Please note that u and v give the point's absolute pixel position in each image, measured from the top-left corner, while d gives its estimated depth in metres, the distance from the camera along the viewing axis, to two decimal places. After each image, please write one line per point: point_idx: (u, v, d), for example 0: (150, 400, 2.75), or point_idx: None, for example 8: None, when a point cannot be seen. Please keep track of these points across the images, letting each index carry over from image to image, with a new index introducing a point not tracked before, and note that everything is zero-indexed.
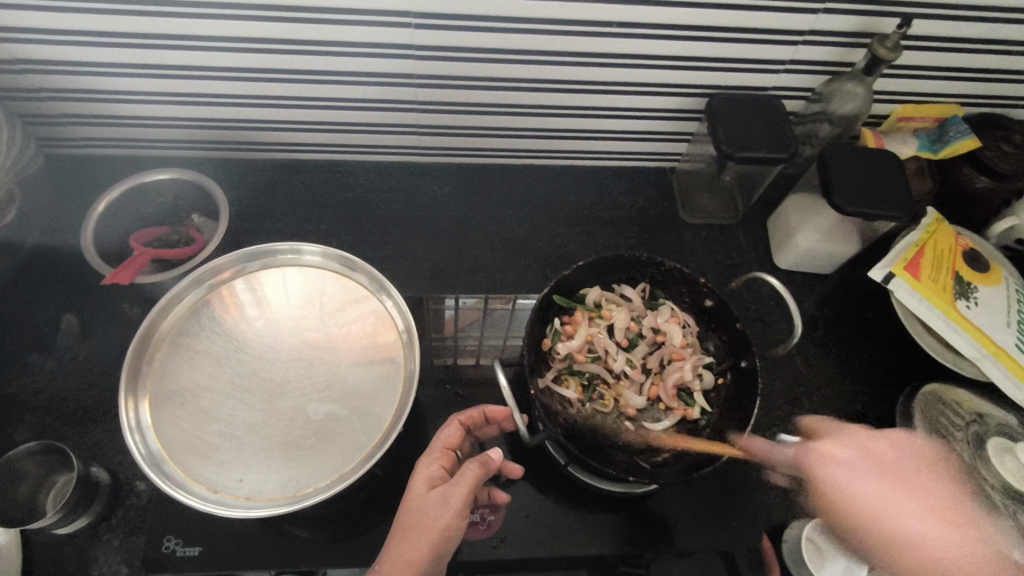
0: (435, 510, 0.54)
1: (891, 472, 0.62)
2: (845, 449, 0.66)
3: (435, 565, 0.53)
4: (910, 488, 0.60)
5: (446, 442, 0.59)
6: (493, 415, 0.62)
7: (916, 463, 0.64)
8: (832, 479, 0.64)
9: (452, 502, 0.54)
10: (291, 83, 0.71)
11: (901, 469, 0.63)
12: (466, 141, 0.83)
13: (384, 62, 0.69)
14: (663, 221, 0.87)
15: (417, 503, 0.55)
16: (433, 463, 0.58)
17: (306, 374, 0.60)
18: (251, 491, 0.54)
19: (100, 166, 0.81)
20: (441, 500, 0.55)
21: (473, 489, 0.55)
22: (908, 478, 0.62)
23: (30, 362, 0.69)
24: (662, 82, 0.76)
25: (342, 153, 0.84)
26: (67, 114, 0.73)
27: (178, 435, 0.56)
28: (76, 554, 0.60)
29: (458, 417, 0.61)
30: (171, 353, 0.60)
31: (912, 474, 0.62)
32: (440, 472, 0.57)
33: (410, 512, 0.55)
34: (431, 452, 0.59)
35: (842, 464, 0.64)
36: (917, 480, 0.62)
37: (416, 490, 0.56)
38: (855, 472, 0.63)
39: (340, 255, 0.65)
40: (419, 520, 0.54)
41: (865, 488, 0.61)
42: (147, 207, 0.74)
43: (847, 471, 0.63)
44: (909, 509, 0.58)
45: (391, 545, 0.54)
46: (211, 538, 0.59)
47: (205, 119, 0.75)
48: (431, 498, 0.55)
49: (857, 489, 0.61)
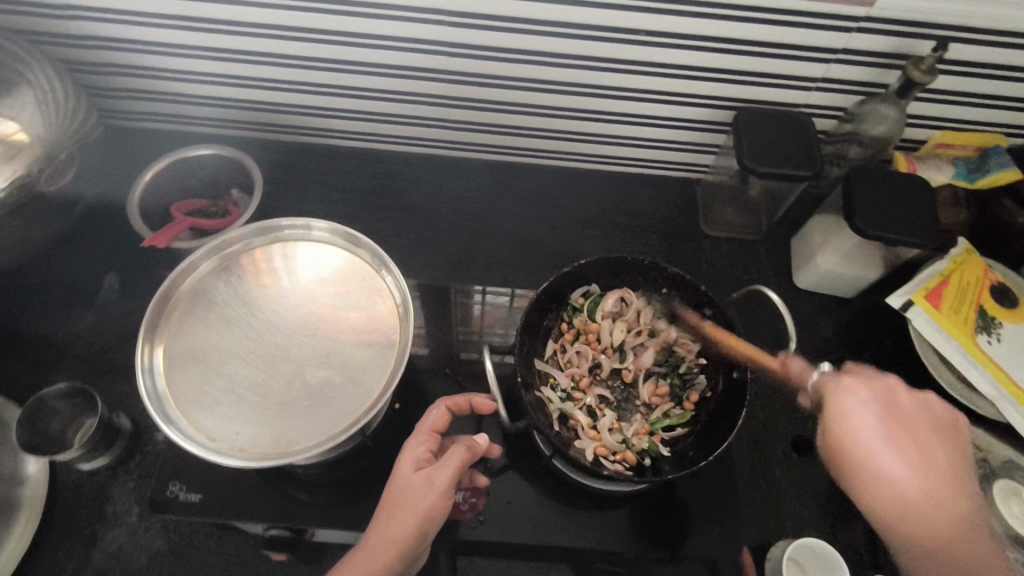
0: (422, 490, 0.56)
1: (904, 428, 0.50)
2: (870, 389, 0.52)
3: (421, 543, 0.55)
4: (911, 444, 0.50)
5: (433, 425, 0.61)
6: (479, 405, 0.64)
7: (934, 433, 0.51)
8: (836, 412, 0.51)
9: (437, 482, 0.56)
10: (324, 71, 0.75)
11: (919, 432, 0.51)
12: (496, 138, 0.85)
13: (414, 57, 0.72)
14: (683, 231, 0.87)
15: (403, 483, 0.57)
16: (420, 446, 0.60)
17: (307, 342, 0.63)
18: (243, 443, 0.57)
19: (154, 141, 0.87)
20: (427, 481, 0.56)
21: (458, 472, 0.57)
22: (923, 442, 0.50)
23: (74, 312, 0.75)
24: (688, 93, 0.76)
25: (373, 142, 0.88)
26: (126, 89, 0.80)
27: (185, 385, 0.60)
28: (95, 490, 0.66)
29: (445, 402, 0.63)
30: (187, 311, 0.65)
31: (929, 431, 0.51)
32: (427, 455, 0.59)
33: (398, 492, 0.57)
34: (418, 435, 0.61)
35: (860, 402, 0.51)
36: (933, 447, 0.50)
37: (402, 472, 0.58)
38: (870, 409, 0.51)
39: (345, 233, 0.68)
40: (406, 499, 0.56)
41: (870, 425, 0.50)
42: (190, 179, 0.80)
43: (860, 410, 0.51)
44: (887, 445, 0.49)
45: (379, 523, 0.55)
46: (211, 487, 0.64)
47: (249, 101, 0.81)
48: (419, 477, 0.57)
49: (861, 423, 0.50)
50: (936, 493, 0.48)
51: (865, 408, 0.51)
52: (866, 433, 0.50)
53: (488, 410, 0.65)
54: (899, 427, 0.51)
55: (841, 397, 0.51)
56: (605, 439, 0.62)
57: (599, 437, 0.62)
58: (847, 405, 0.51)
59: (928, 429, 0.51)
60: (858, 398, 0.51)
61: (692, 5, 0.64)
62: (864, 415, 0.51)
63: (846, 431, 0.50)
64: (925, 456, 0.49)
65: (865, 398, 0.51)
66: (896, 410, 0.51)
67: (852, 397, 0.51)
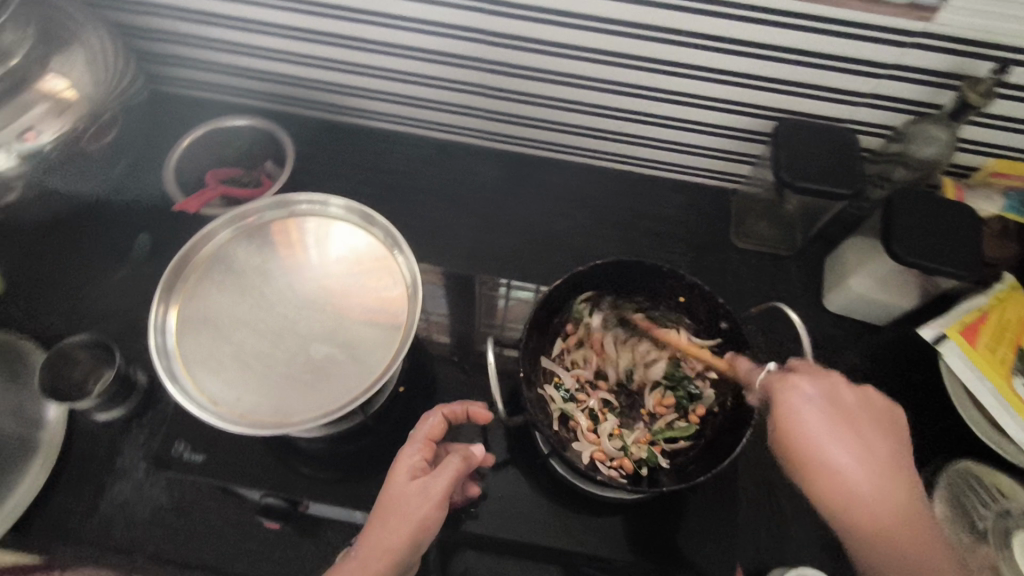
0: (416, 500, 0.55)
1: (849, 423, 0.51)
2: (816, 384, 0.52)
3: (413, 553, 0.54)
4: (858, 439, 0.50)
5: (429, 432, 0.61)
6: (476, 416, 0.63)
7: (876, 427, 0.52)
8: (784, 408, 0.51)
9: (432, 492, 0.55)
10: (360, 51, 0.75)
11: (863, 428, 0.51)
12: (532, 131, 0.85)
13: (449, 43, 0.71)
14: (712, 241, 0.85)
15: (397, 491, 0.56)
16: (415, 454, 0.59)
17: (316, 317, 0.64)
18: (244, 410, 0.58)
19: (196, 109, 0.89)
20: (421, 490, 0.56)
21: (455, 481, 0.56)
22: (869, 436, 0.51)
23: (105, 268, 0.78)
24: (727, 100, 0.73)
25: (406, 125, 0.88)
26: (176, 55, 0.82)
27: (195, 347, 0.62)
28: (107, 442, 0.68)
29: (441, 410, 0.62)
30: (204, 275, 0.66)
31: (871, 425, 0.52)
32: (421, 464, 0.59)
33: (390, 500, 0.56)
34: (414, 442, 0.60)
35: (807, 398, 0.51)
36: (878, 442, 0.51)
37: (397, 480, 0.57)
38: (818, 406, 0.51)
39: (361, 210, 0.68)
40: (400, 507, 0.55)
41: (818, 423, 0.50)
42: (226, 148, 0.81)
43: (808, 407, 0.51)
44: (836, 440, 0.50)
45: (371, 532, 0.54)
46: (213, 450, 0.66)
47: (288, 76, 0.82)
48: (413, 487, 0.56)
49: (809, 420, 0.50)
50: (883, 486, 0.49)
51: (811, 403, 0.51)
52: (817, 431, 0.50)
53: (485, 421, 0.64)
54: (847, 425, 0.51)
55: (787, 392, 0.51)
56: (603, 444, 0.61)
57: (597, 442, 0.61)
58: (795, 400, 0.51)
59: (871, 424, 0.52)
60: (805, 394, 0.51)
61: (735, 7, 0.61)
62: (813, 411, 0.51)
63: (793, 428, 0.51)
64: (871, 452, 0.50)
65: (812, 394, 0.51)
66: (840, 405, 0.51)
67: (799, 393, 0.51)
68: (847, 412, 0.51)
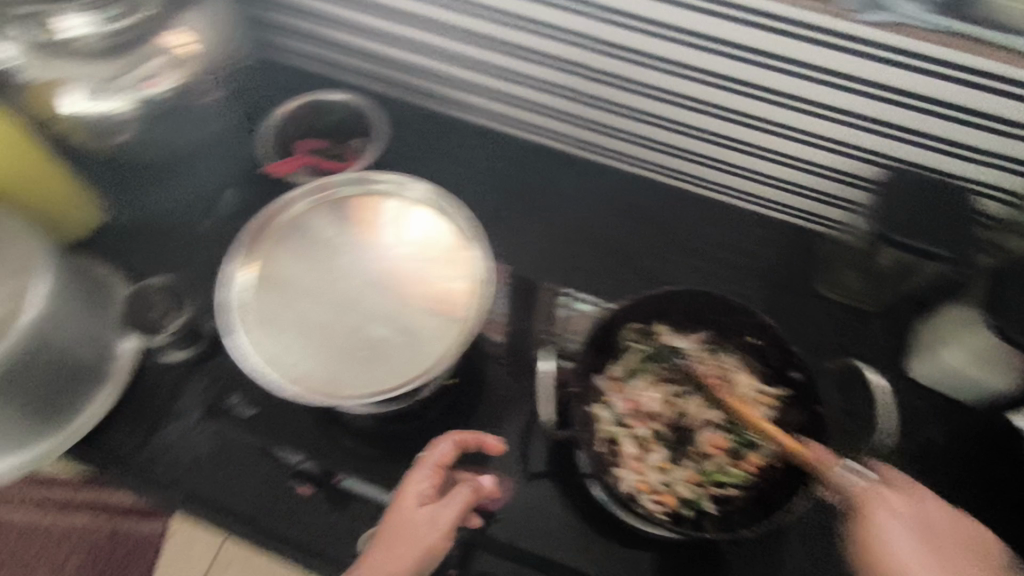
0: (423, 528, 0.55)
1: (937, 545, 0.50)
2: (907, 505, 0.51)
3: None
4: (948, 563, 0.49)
5: (440, 459, 0.60)
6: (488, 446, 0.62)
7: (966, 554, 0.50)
8: (873, 523, 0.50)
9: (440, 523, 0.55)
10: (466, 42, 0.76)
11: (954, 555, 0.49)
12: (621, 146, 0.82)
13: (553, 45, 0.72)
14: (792, 282, 0.80)
15: (404, 516, 0.56)
16: (424, 481, 0.59)
17: (379, 295, 0.65)
18: (296, 374, 0.59)
19: (296, 81, 0.91)
20: (429, 519, 0.56)
21: (462, 513, 0.57)
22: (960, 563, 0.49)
23: (194, 218, 0.82)
24: (829, 138, 0.69)
25: (496, 122, 0.87)
26: (292, 27, 0.86)
27: (262, 305, 0.64)
28: (170, 382, 0.71)
29: (454, 435, 0.61)
30: (281, 237, 0.68)
31: (962, 553, 0.50)
32: (430, 491, 0.58)
33: (396, 525, 0.56)
34: (424, 467, 0.59)
35: (894, 515, 0.50)
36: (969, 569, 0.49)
37: (404, 505, 0.57)
38: (907, 526, 0.50)
39: (440, 196, 0.68)
40: (405, 534, 0.55)
41: (908, 544, 0.49)
42: (320, 120, 0.83)
43: (896, 524, 0.50)
44: (925, 560, 0.48)
45: (373, 555, 0.55)
46: (262, 408, 0.69)
47: (392, 60, 0.84)
48: (421, 515, 0.56)
49: (898, 540, 0.49)
50: None
51: (899, 522, 0.50)
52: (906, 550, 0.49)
53: (496, 453, 0.62)
54: (935, 545, 0.50)
55: (875, 506, 0.50)
56: (649, 475, 0.58)
57: (642, 473, 0.58)
58: (883, 518, 0.50)
59: (963, 552, 0.50)
60: (895, 511, 0.50)
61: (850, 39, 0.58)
62: (899, 529, 0.49)
63: (882, 548, 0.49)
64: None
65: (902, 514, 0.50)
66: (926, 525, 0.50)
67: (888, 510, 0.50)
68: (935, 535, 0.50)
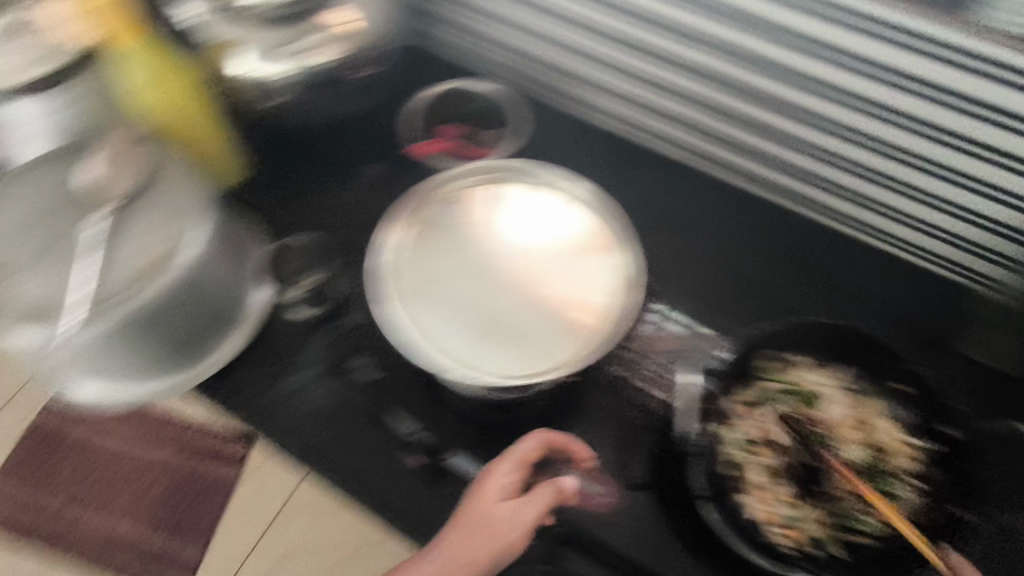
0: (505, 524, 0.57)
1: None
2: None
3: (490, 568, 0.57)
4: None
5: (526, 455, 0.61)
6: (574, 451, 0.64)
7: None
8: None
9: (523, 521, 0.57)
10: (618, 48, 0.76)
11: None
12: (751, 169, 0.78)
13: (708, 59, 0.70)
14: (932, 335, 0.73)
15: (487, 508, 0.58)
16: (509, 475, 0.60)
17: (520, 283, 0.65)
18: (433, 346, 0.61)
19: (430, 69, 0.91)
20: (512, 515, 0.57)
21: (542, 514, 0.58)
22: None
23: (327, 188, 0.85)
24: (998, 188, 0.64)
25: (628, 127, 0.83)
26: (440, 15, 0.87)
27: (408, 273, 0.66)
28: (293, 337, 0.76)
29: (543, 435, 0.62)
30: (435, 209, 0.70)
31: None
32: (513, 486, 0.60)
33: (479, 516, 0.57)
34: (509, 461, 0.60)
35: None
36: None
37: (488, 496, 0.59)
38: None
39: (595, 197, 0.68)
40: (488, 527, 0.57)
41: None
42: (461, 107, 0.86)
43: None
44: None
45: (455, 541, 0.57)
46: (380, 373, 0.73)
47: (536, 58, 0.84)
48: (504, 510, 0.58)
49: None
50: None
51: None
52: None
53: (582, 460, 0.65)
54: None
55: None
56: (777, 508, 0.55)
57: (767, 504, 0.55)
58: None
59: None
60: None
61: None
62: None
63: None
64: None
65: None
66: None
67: None
68: None
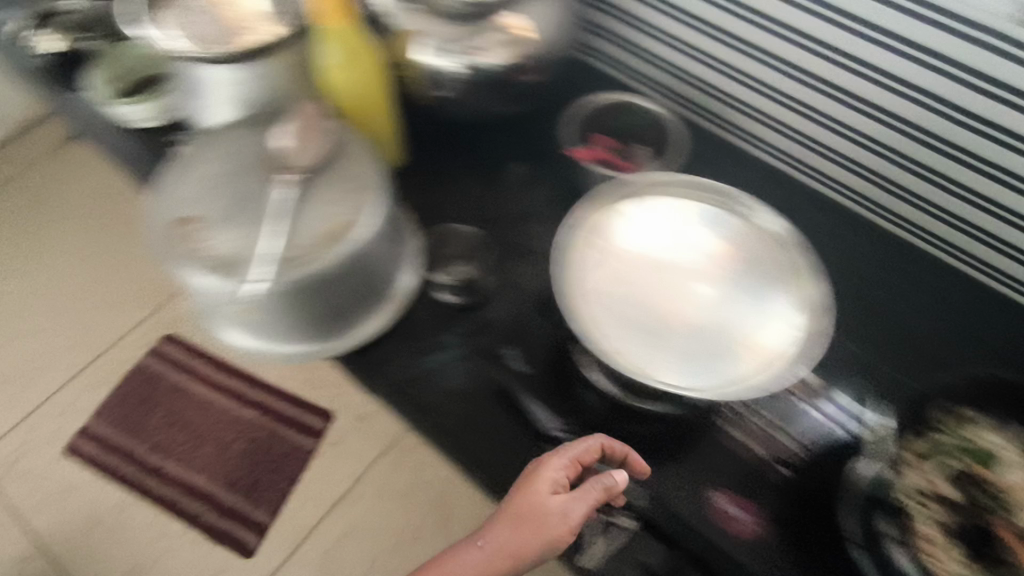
0: (554, 521, 0.58)
1: None
2: None
3: (535, 559, 0.59)
4: None
5: (580, 453, 0.61)
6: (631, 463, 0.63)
7: None
8: None
9: (571, 519, 0.58)
10: (790, 79, 0.75)
11: None
12: (914, 216, 0.77)
13: (886, 96, 0.69)
14: None
15: (536, 501, 0.59)
16: (561, 471, 0.60)
17: (688, 297, 0.69)
18: (606, 338, 0.65)
19: (598, 80, 0.94)
20: (560, 513, 0.58)
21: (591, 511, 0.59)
22: None
23: (482, 184, 0.88)
24: None
25: (787, 162, 0.84)
26: (612, 30, 0.89)
27: (586, 267, 0.70)
28: (433, 319, 0.78)
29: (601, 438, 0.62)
30: (617, 212, 0.73)
31: None
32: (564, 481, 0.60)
33: (527, 509, 0.59)
34: (562, 458, 0.60)
35: None
36: None
37: (538, 491, 0.59)
38: None
39: (772, 227, 0.71)
40: (534, 521, 0.58)
41: None
42: (617, 119, 0.86)
43: None
44: None
45: (501, 530, 0.59)
46: (519, 367, 0.74)
47: (703, 81, 0.85)
48: (553, 505, 0.58)
49: None
50: None
51: None
52: None
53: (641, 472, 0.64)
54: None
55: None
56: (950, 567, 0.51)
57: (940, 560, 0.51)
58: None
59: None
60: None
61: None
62: None
63: None
64: None
65: None
66: None
67: None
68: None
